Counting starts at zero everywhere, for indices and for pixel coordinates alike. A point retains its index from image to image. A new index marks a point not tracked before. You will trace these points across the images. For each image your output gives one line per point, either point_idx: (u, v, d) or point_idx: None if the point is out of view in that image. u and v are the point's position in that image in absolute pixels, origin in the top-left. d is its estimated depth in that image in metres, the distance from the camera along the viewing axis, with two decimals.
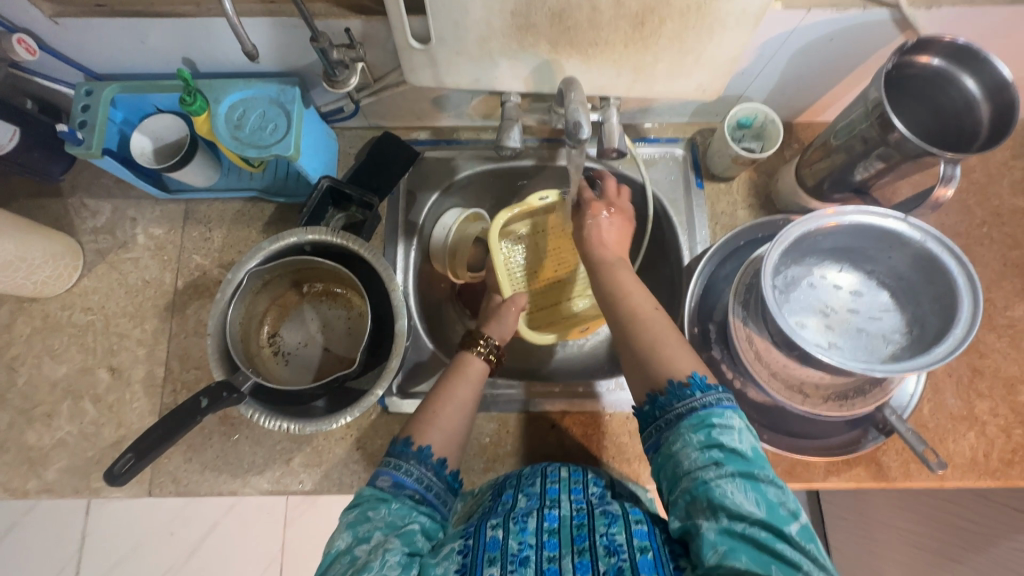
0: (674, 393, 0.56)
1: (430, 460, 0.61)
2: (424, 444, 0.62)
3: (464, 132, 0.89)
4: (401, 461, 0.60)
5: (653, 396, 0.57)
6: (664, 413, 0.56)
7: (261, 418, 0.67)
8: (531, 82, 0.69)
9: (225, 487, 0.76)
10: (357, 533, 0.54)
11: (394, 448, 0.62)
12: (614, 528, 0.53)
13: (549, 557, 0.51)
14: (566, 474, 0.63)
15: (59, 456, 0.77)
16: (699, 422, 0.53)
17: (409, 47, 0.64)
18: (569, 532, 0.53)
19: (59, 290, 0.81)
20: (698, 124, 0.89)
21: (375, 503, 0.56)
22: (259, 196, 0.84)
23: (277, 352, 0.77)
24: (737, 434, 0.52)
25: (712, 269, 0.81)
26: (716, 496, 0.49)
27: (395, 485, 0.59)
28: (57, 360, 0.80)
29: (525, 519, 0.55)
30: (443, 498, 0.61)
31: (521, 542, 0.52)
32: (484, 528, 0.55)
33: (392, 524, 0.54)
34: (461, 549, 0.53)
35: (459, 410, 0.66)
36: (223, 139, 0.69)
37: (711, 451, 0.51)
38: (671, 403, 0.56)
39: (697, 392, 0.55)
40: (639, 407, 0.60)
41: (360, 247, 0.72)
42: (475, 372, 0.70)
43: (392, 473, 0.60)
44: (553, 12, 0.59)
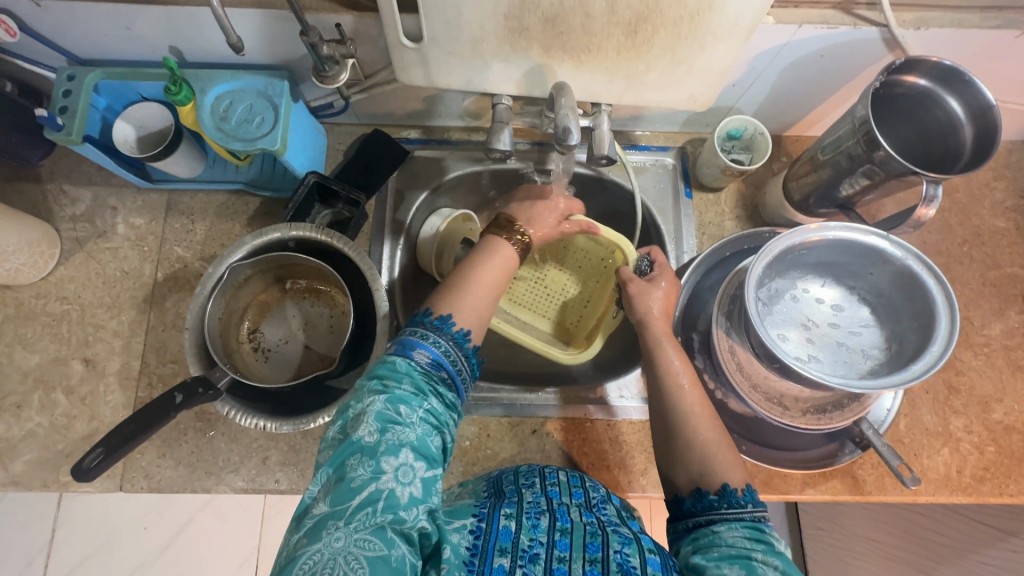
0: (726, 495, 0.56)
1: (453, 332, 0.61)
2: (459, 326, 0.61)
3: (455, 132, 0.89)
4: (435, 337, 0.59)
5: (702, 491, 0.58)
6: (709, 510, 0.56)
7: (237, 416, 0.66)
8: (523, 85, 0.69)
9: (199, 484, 0.75)
10: (386, 434, 0.50)
11: (433, 321, 0.61)
12: (628, 548, 0.53)
13: (559, 558, 0.50)
14: (565, 478, 0.64)
15: (28, 448, 0.75)
16: (750, 524, 0.54)
17: (400, 45, 0.64)
18: (581, 537, 0.53)
19: (34, 278, 0.79)
20: (689, 133, 0.90)
21: (408, 397, 0.53)
22: (245, 189, 0.83)
23: (257, 349, 0.76)
24: (783, 545, 0.53)
25: (697, 279, 0.81)
26: (755, 573, 0.49)
27: (431, 363, 0.58)
28: (29, 350, 0.78)
29: (537, 517, 0.55)
30: (464, 379, 0.61)
31: (533, 539, 0.52)
32: (498, 515, 0.55)
33: (421, 437, 0.52)
34: (474, 529, 0.53)
35: (492, 294, 0.66)
36: (208, 131, 0.68)
37: (758, 542, 0.52)
38: (721, 503, 0.56)
39: (749, 502, 0.56)
40: (679, 497, 0.60)
41: (344, 245, 0.71)
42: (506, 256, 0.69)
43: (426, 350, 0.58)
44: (546, 16, 0.59)
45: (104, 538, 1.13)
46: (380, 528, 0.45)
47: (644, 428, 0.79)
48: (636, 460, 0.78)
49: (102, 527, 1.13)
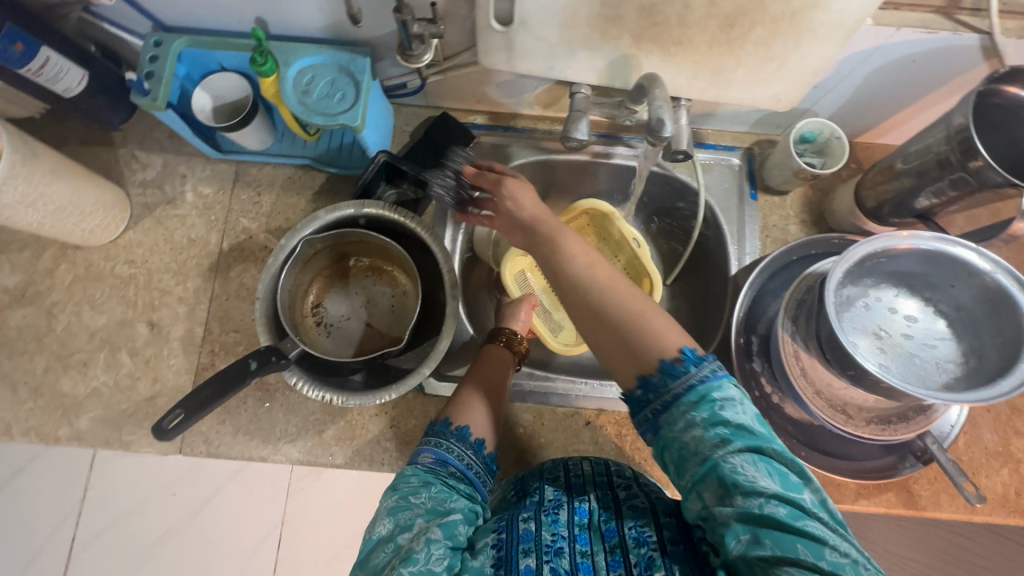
0: (666, 373, 0.52)
1: (469, 439, 0.63)
2: (463, 425, 0.64)
3: (520, 120, 0.88)
4: (442, 439, 0.62)
5: (645, 377, 0.52)
6: (660, 396, 0.52)
7: (305, 387, 0.67)
8: (605, 75, 0.69)
9: (256, 452, 0.76)
10: (400, 519, 0.54)
11: (435, 426, 0.64)
12: (642, 521, 0.56)
13: (581, 552, 0.54)
14: (589, 467, 0.64)
15: (93, 405, 0.77)
16: (701, 399, 0.51)
17: (489, 27, 0.64)
18: (599, 527, 0.56)
19: (105, 240, 0.81)
20: (757, 134, 0.88)
21: (417, 486, 0.57)
22: (312, 164, 0.84)
23: (320, 323, 0.77)
24: (738, 405, 0.51)
25: (761, 282, 0.80)
26: (727, 474, 0.48)
27: (435, 461, 0.60)
28: (97, 310, 0.80)
29: (556, 511, 0.57)
30: (481, 477, 0.62)
31: (555, 534, 0.55)
32: (516, 521, 0.57)
33: (434, 507, 0.55)
34: (496, 543, 0.55)
35: (495, 400, 0.68)
36: (290, 104, 0.69)
37: (716, 428, 0.50)
38: (666, 383, 0.52)
39: (692, 368, 0.51)
40: (627, 392, 0.55)
41: (417, 225, 0.71)
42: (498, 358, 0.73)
43: (431, 450, 0.61)
44: (644, 6, 0.59)
45: None
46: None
47: None
48: None
49: None
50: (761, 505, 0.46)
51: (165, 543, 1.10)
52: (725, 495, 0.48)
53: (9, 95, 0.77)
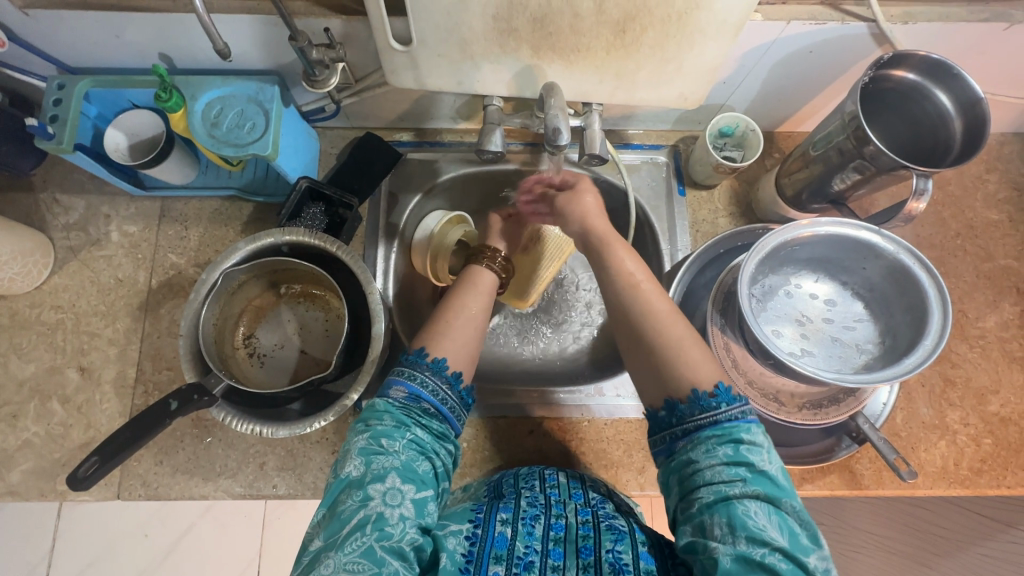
0: (695, 402, 0.55)
1: (444, 372, 0.61)
2: (438, 357, 0.62)
3: (446, 134, 0.89)
4: (414, 372, 0.60)
5: (673, 401, 0.56)
6: (682, 420, 0.55)
7: (233, 421, 0.66)
8: (513, 86, 0.69)
9: (196, 490, 0.75)
10: (371, 465, 0.54)
11: (410, 356, 0.62)
12: (621, 545, 0.55)
13: (554, 567, 0.54)
14: (565, 480, 0.66)
15: (25, 457, 0.75)
16: (725, 434, 0.53)
17: (389, 48, 0.64)
18: (575, 543, 0.56)
19: (28, 288, 0.79)
20: (681, 131, 0.90)
21: (389, 428, 0.57)
22: (238, 195, 0.83)
23: (252, 354, 0.76)
24: (762, 454, 0.52)
25: (692, 277, 0.82)
26: (737, 515, 0.49)
27: (407, 397, 0.59)
28: (24, 359, 0.78)
29: (532, 523, 0.57)
30: (455, 411, 0.62)
31: (528, 547, 0.55)
32: (494, 521, 0.57)
33: (407, 462, 0.55)
34: (469, 535, 0.55)
35: (471, 322, 0.66)
36: (199, 137, 0.68)
37: (736, 468, 0.51)
38: (693, 411, 0.55)
39: (724, 404, 0.54)
40: (652, 410, 0.59)
41: (338, 249, 0.71)
42: (486, 283, 0.71)
43: (405, 384, 0.60)
44: (535, 17, 0.59)
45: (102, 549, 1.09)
46: (368, 548, 0.49)
47: (641, 426, 0.79)
48: (633, 458, 0.78)
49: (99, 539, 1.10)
50: (762, 553, 0.47)
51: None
52: (727, 537, 0.49)
53: None
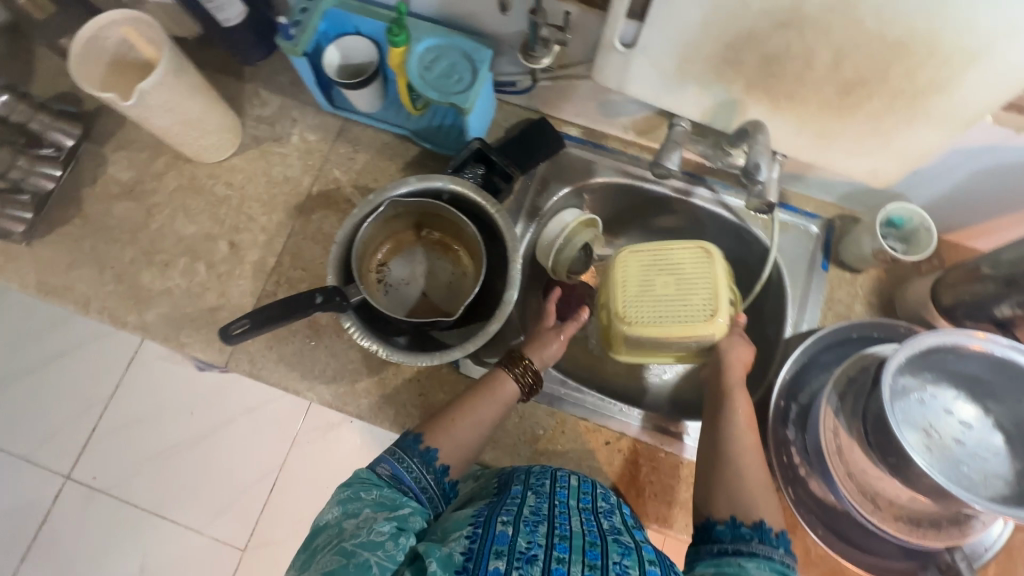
0: (758, 530, 0.58)
1: (431, 463, 0.66)
2: (431, 448, 0.67)
3: (612, 141, 0.91)
4: (404, 454, 0.66)
5: (738, 521, 0.59)
6: (739, 541, 0.58)
7: (356, 333, 0.71)
8: (708, 114, 0.71)
9: (291, 384, 0.80)
10: (348, 509, 0.59)
11: (404, 440, 0.68)
12: (627, 560, 0.55)
13: (558, 559, 0.53)
14: (576, 483, 0.68)
15: (162, 302, 0.83)
16: (774, 566, 0.55)
17: (611, 47, 0.67)
18: (581, 543, 0.56)
19: (212, 159, 0.88)
20: (841, 208, 0.88)
21: (369, 485, 0.62)
22: (409, 136, 0.89)
23: (381, 281, 0.81)
24: None
25: (815, 350, 0.79)
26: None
27: (389, 475, 0.64)
28: (189, 219, 0.87)
29: (535, 524, 0.58)
30: (433, 499, 0.66)
31: (530, 542, 0.56)
32: (494, 522, 0.58)
33: (383, 502, 0.60)
34: (470, 535, 0.57)
35: (478, 432, 0.70)
36: (411, 76, 0.74)
37: None
38: (753, 537, 0.57)
39: (779, 545, 0.57)
40: (711, 521, 0.61)
41: (496, 212, 0.75)
42: (503, 398, 0.72)
43: (389, 461, 0.65)
44: (765, 57, 0.61)
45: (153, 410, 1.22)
46: (341, 551, 0.54)
47: None
48: None
49: (153, 400, 1.22)
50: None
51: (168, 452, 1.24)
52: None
53: (169, 12, 0.86)
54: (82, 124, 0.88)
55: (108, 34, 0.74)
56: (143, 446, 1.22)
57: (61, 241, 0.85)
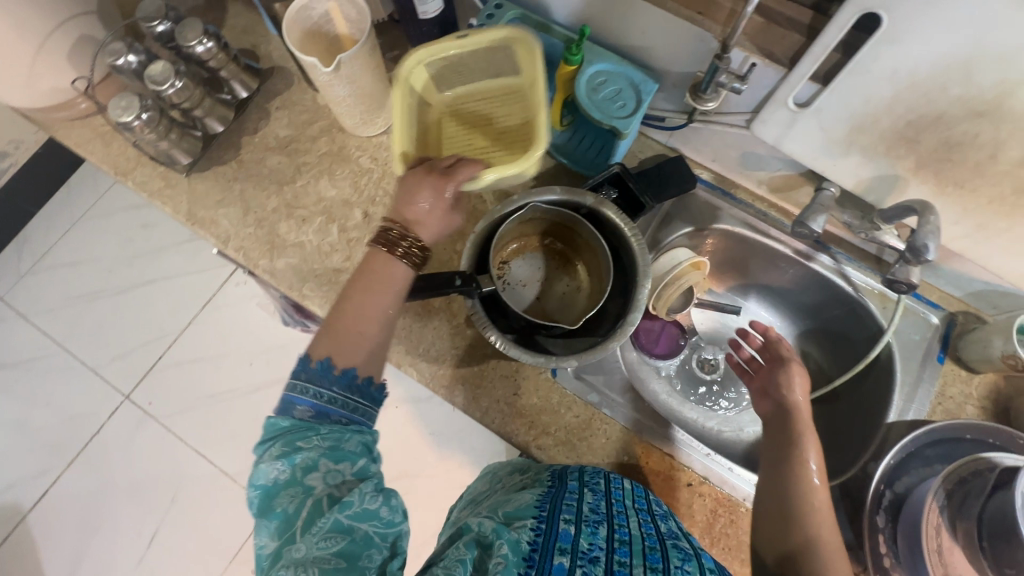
0: None
1: (329, 372, 0.59)
2: (324, 359, 0.60)
3: (742, 192, 0.93)
4: (314, 385, 0.59)
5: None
6: None
7: (478, 321, 0.73)
8: (863, 184, 0.72)
9: (395, 356, 0.83)
10: (296, 463, 0.54)
11: (312, 368, 0.59)
12: (688, 566, 0.57)
13: (620, 562, 0.54)
14: (629, 487, 0.69)
15: (293, 253, 0.88)
16: None
17: (783, 103, 0.69)
18: (642, 548, 0.57)
19: (364, 134, 0.94)
20: (966, 304, 0.86)
21: (302, 432, 0.56)
22: (548, 149, 0.93)
23: (500, 278, 0.84)
24: None
25: (921, 443, 0.77)
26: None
27: (313, 415, 0.59)
28: (331, 183, 0.93)
29: (596, 525, 0.59)
30: (365, 411, 0.62)
31: (592, 543, 0.56)
32: (557, 518, 0.59)
33: (335, 446, 0.56)
34: (533, 528, 0.57)
35: (362, 316, 0.62)
36: (578, 95, 0.79)
37: None
38: None
39: None
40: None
41: (631, 233, 0.76)
42: (394, 277, 0.64)
43: (306, 401, 0.59)
44: (947, 140, 0.61)
45: (235, 352, 1.54)
46: (334, 523, 0.51)
47: None
48: None
49: (236, 344, 1.55)
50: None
51: (234, 390, 1.51)
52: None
53: None
54: (258, 80, 0.97)
55: (316, 6, 0.81)
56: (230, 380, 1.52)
57: (216, 179, 0.93)
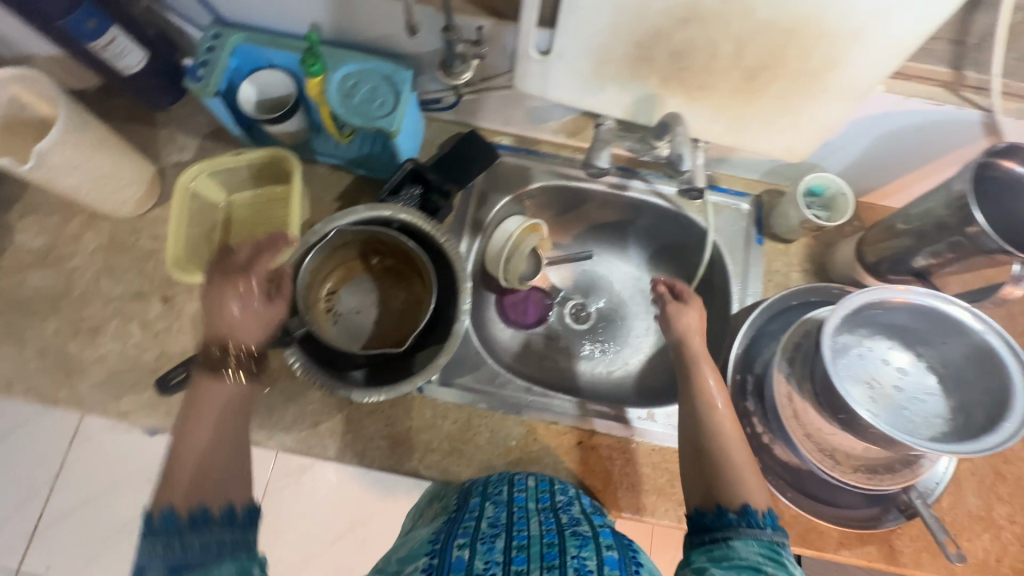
0: (745, 515, 0.56)
1: (173, 521, 0.50)
2: (160, 510, 0.51)
3: (545, 146, 0.93)
4: (167, 541, 0.49)
5: (723, 508, 0.57)
6: (724, 528, 0.56)
7: (301, 369, 0.69)
8: (630, 111, 0.73)
9: (250, 435, 0.77)
10: None
11: (153, 523, 0.50)
12: (585, 551, 0.55)
13: (516, 570, 0.53)
14: (533, 484, 0.68)
15: (96, 371, 0.78)
16: (766, 546, 0.54)
17: (528, 56, 0.67)
18: (539, 548, 0.56)
19: (133, 214, 0.84)
20: (767, 183, 0.93)
21: None
22: (343, 165, 0.87)
23: (330, 311, 0.80)
24: (794, 562, 0.54)
25: (761, 322, 0.83)
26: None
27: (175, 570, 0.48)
28: (115, 280, 0.82)
29: (492, 540, 0.57)
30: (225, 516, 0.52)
31: (488, 562, 0.54)
32: (451, 547, 0.57)
33: None
34: (426, 567, 0.55)
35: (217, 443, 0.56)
36: (333, 105, 0.73)
37: (772, 564, 0.52)
38: (738, 523, 0.56)
39: (768, 527, 0.56)
40: (699, 509, 0.60)
41: (433, 228, 0.74)
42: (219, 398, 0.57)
43: (159, 561, 0.48)
44: (674, 51, 0.63)
45: None
46: None
47: None
48: (675, 490, 0.78)
49: None
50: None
51: None
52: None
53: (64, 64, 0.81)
54: None
55: None
56: (92, 533, 1.00)
57: None
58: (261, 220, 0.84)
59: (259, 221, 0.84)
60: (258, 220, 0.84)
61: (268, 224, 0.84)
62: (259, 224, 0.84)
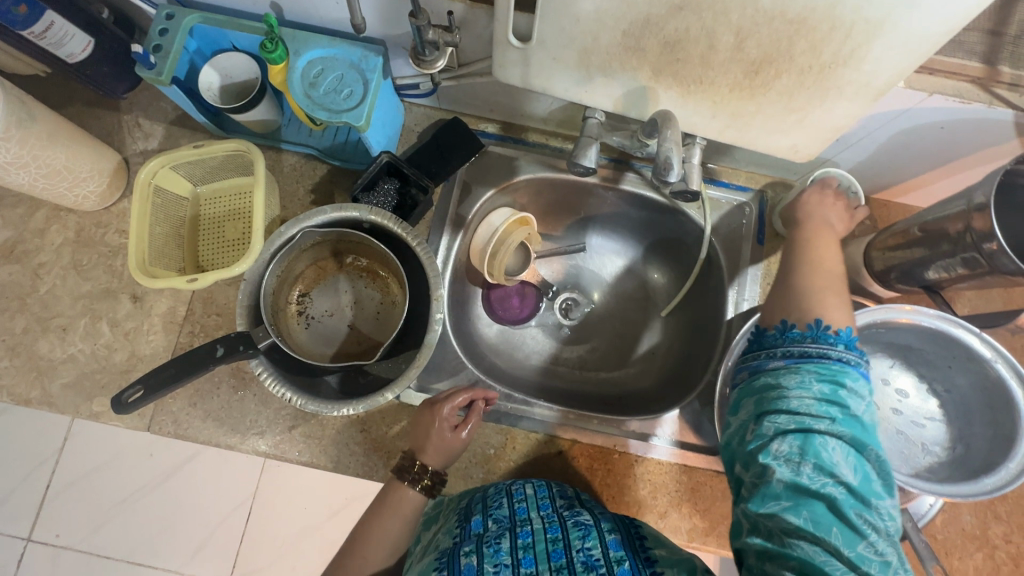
0: (813, 331, 0.54)
1: None
2: None
3: (533, 134, 0.87)
4: None
5: (789, 324, 0.56)
6: (777, 345, 0.55)
7: (269, 381, 0.66)
8: (620, 103, 0.66)
9: (223, 439, 0.76)
10: None
11: None
12: (589, 541, 0.57)
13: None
14: (531, 492, 0.67)
15: (66, 371, 0.76)
16: (827, 375, 0.51)
17: (506, 41, 0.60)
18: (545, 548, 0.57)
19: (97, 206, 0.80)
20: (772, 177, 0.86)
21: None
22: (316, 155, 0.82)
23: (302, 314, 0.76)
24: (863, 407, 0.50)
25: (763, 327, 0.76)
26: (813, 444, 0.47)
27: None
28: (82, 276, 0.79)
29: (498, 541, 0.58)
30: None
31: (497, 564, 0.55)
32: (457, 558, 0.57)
33: None
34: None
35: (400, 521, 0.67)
36: (295, 95, 0.67)
37: (829, 407, 0.49)
38: (804, 339, 0.54)
39: (841, 345, 0.53)
40: (761, 329, 0.59)
41: (403, 230, 0.70)
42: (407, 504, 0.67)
43: None
44: (667, 41, 0.56)
45: None
46: None
47: (670, 471, 0.77)
48: (657, 501, 0.76)
49: None
50: (821, 484, 0.46)
51: None
52: (791, 459, 0.47)
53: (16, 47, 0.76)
54: None
55: None
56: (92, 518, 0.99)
57: None
58: (228, 216, 0.80)
59: (225, 217, 0.80)
60: (224, 216, 0.80)
61: (235, 219, 0.80)
62: (225, 221, 0.80)
